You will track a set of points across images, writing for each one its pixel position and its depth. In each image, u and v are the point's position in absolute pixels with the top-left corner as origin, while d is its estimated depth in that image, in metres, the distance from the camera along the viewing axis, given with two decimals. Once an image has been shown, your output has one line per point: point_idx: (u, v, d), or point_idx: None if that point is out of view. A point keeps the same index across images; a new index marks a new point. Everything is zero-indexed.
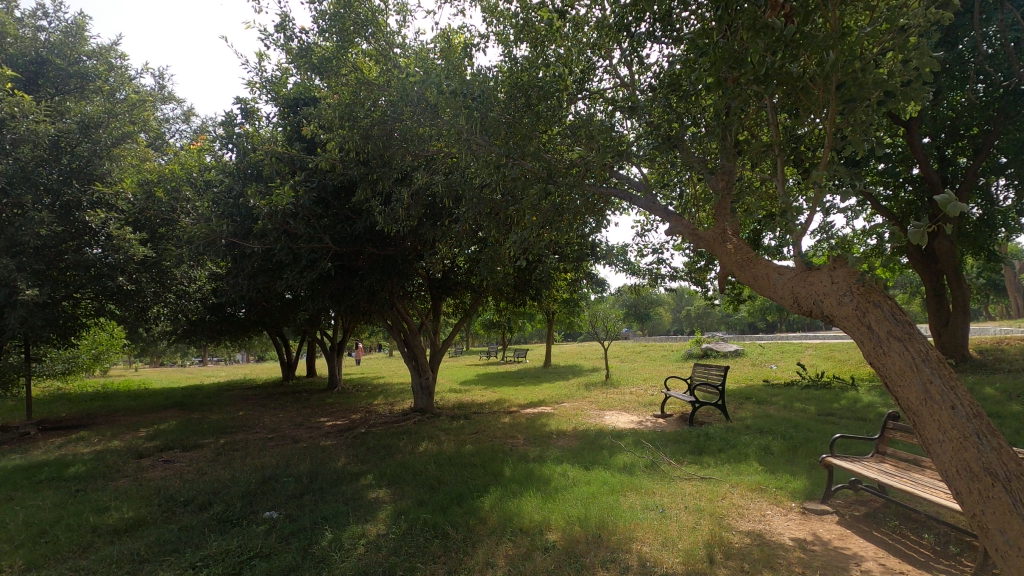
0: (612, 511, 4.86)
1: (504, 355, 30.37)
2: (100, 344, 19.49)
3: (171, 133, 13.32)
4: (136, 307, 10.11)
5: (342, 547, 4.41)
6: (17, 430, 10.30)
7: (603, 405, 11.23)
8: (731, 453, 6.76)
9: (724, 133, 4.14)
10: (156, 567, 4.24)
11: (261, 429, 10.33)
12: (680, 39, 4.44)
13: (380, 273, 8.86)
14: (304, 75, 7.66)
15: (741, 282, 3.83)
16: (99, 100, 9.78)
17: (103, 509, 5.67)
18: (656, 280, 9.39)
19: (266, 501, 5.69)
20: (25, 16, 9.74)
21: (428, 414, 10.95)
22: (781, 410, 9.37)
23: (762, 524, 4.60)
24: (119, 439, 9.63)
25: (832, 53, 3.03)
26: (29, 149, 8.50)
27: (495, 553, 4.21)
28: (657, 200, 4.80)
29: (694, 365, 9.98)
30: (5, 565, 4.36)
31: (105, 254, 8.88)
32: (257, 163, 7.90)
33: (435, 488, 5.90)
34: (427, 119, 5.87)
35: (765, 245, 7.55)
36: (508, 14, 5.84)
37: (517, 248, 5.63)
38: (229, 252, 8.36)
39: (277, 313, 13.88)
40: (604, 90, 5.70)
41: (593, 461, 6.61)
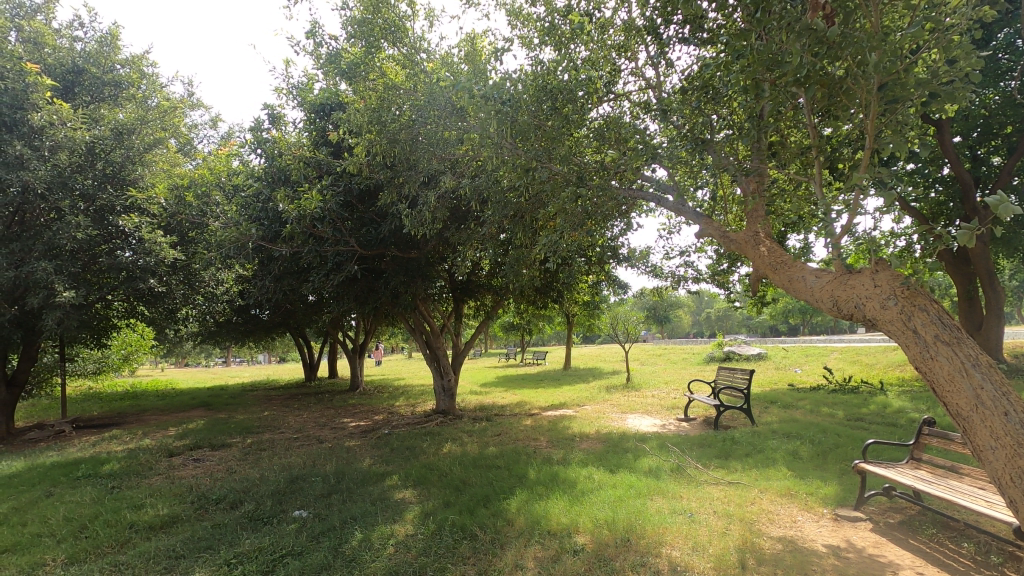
0: (640, 514, 4.84)
1: (523, 357, 30.28)
2: (131, 344, 19.97)
3: (199, 138, 13.69)
4: (166, 309, 10.33)
5: (372, 547, 4.46)
6: (53, 428, 10.59)
7: (625, 408, 11.17)
8: (758, 458, 6.66)
9: (760, 135, 4.12)
10: (191, 565, 4.32)
11: (287, 429, 10.49)
12: (712, 40, 4.43)
13: (404, 275, 8.91)
14: (330, 81, 7.80)
15: (775, 284, 3.86)
16: (132, 108, 10.07)
17: (139, 506, 5.80)
18: (678, 284, 9.33)
19: (295, 501, 5.76)
20: (63, 28, 10.07)
21: (450, 416, 11.00)
22: (808, 415, 9.23)
23: (793, 531, 4.54)
24: (150, 438, 9.82)
25: (875, 54, 3.00)
26: (66, 155, 8.57)
27: (524, 555, 4.23)
28: (686, 203, 4.85)
29: (718, 368, 9.88)
30: (48, 560, 4.49)
31: (137, 257, 9.10)
32: (285, 167, 8.05)
33: (461, 489, 5.94)
34: (455, 122, 5.93)
35: (793, 248, 7.44)
36: (533, 18, 5.89)
37: (545, 251, 5.64)
38: (258, 255, 8.54)
39: (301, 315, 14.08)
40: (630, 92, 5.72)
41: (618, 464, 6.59)
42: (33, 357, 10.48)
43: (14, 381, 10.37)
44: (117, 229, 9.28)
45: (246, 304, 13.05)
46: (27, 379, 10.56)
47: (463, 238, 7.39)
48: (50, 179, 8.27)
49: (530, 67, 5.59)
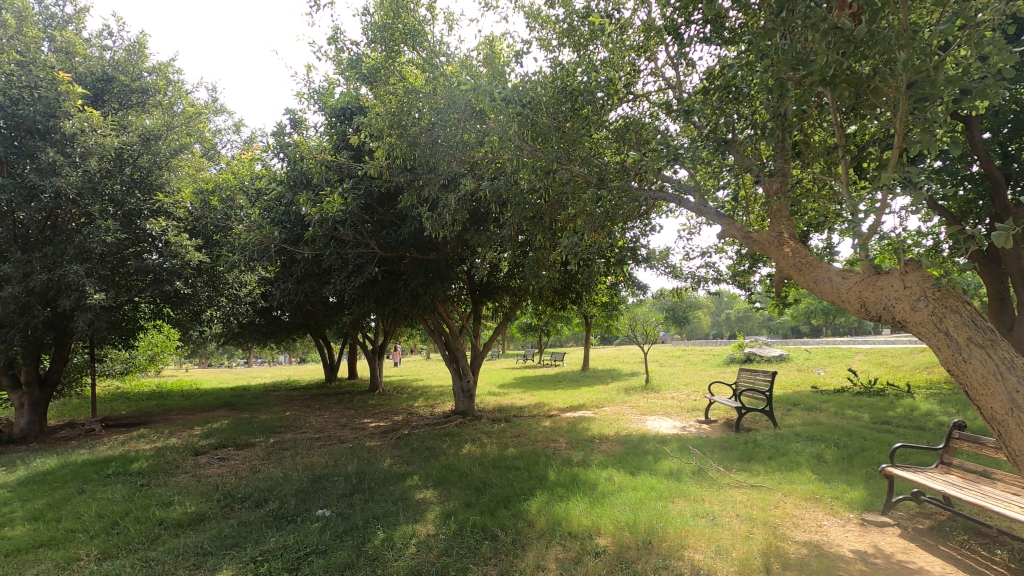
0: (661, 516, 4.82)
1: (541, 358, 30.29)
2: (157, 346, 20.37)
3: (223, 144, 13.99)
4: (191, 310, 10.54)
5: (394, 547, 4.51)
6: (83, 427, 10.88)
7: (644, 410, 11.11)
8: (782, 461, 6.57)
9: (784, 134, 4.09)
10: (219, 562, 4.41)
11: (308, 429, 10.63)
12: (733, 39, 4.39)
13: (423, 277, 8.98)
14: (351, 85, 7.90)
15: (800, 285, 3.83)
16: (158, 114, 10.32)
17: (167, 504, 5.94)
18: (698, 284, 9.25)
19: (318, 500, 5.85)
20: (93, 37, 10.35)
21: (470, 416, 11.07)
22: (833, 417, 9.09)
23: (819, 535, 4.47)
24: (177, 437, 10.04)
25: (903, 53, 2.96)
26: (96, 161, 8.77)
27: (546, 556, 4.24)
28: (708, 203, 4.84)
29: (739, 370, 9.77)
30: (82, 555, 4.62)
31: (164, 260, 9.37)
32: (307, 170, 8.17)
33: (482, 489, 5.97)
34: (474, 125, 5.97)
35: (815, 248, 7.33)
36: (552, 20, 5.90)
37: (565, 253, 5.65)
38: (280, 257, 8.69)
39: (322, 316, 14.27)
40: (649, 93, 5.70)
41: (638, 467, 6.55)
42: (64, 357, 10.78)
43: (47, 381, 10.66)
44: (145, 232, 9.54)
45: (269, 305, 13.27)
46: (59, 379, 10.84)
47: (482, 240, 7.43)
48: (81, 184, 8.48)
49: (549, 69, 5.60)
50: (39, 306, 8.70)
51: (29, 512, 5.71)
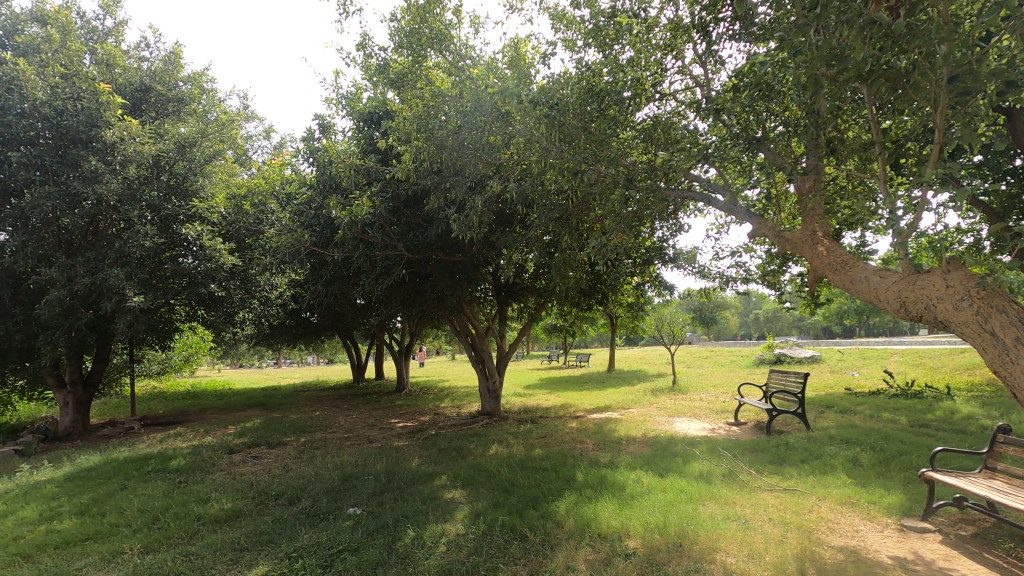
0: (691, 519, 4.77)
1: (567, 359, 30.20)
2: (192, 347, 20.95)
3: (254, 149, 14.34)
4: (224, 313, 10.74)
5: (424, 545, 4.57)
6: (124, 426, 11.27)
7: (672, 411, 10.99)
8: (815, 464, 6.43)
9: (818, 132, 4.04)
10: (256, 557, 4.53)
11: (338, 429, 10.80)
12: (764, 35, 4.33)
13: (450, 278, 9.06)
14: (378, 90, 8.01)
15: (835, 285, 3.82)
16: (193, 122, 10.65)
17: (205, 500, 6.12)
18: (727, 285, 9.12)
19: (349, 498, 5.95)
20: (131, 49, 10.74)
21: (496, 417, 11.13)
22: (868, 420, 8.85)
23: (855, 541, 4.37)
24: (212, 436, 10.34)
25: (945, 47, 2.88)
26: (135, 168, 9.18)
27: (575, 557, 4.24)
28: (739, 203, 4.82)
29: (770, 371, 9.59)
30: (127, 548, 4.80)
31: (199, 264, 9.69)
32: (336, 174, 8.31)
33: (510, 490, 6.00)
34: (500, 127, 6.03)
35: (849, 247, 7.14)
36: (577, 21, 5.90)
37: (593, 254, 5.65)
38: (310, 260, 8.85)
39: (349, 317, 14.47)
40: (675, 92, 5.67)
41: (667, 468, 6.50)
42: (105, 358, 11.18)
43: (89, 381, 11.07)
44: (181, 237, 9.89)
45: (298, 308, 13.54)
46: (100, 379, 11.25)
47: (508, 241, 7.47)
48: (121, 191, 8.82)
49: (574, 69, 5.60)
50: (82, 308, 9.02)
51: (76, 506, 5.95)
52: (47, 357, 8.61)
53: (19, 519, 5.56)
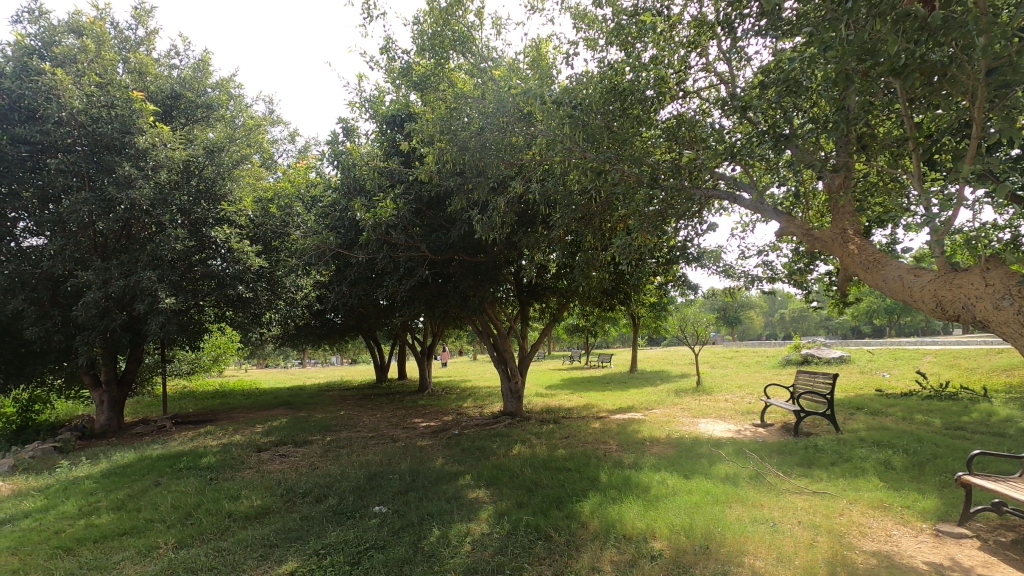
0: (718, 521, 4.71)
1: (588, 359, 30.05)
2: (220, 347, 21.43)
3: (280, 153, 14.61)
4: (252, 313, 10.87)
5: (449, 544, 4.61)
6: (156, 424, 11.57)
7: (697, 412, 10.85)
8: (846, 467, 6.29)
9: (848, 128, 3.96)
10: (285, 553, 4.61)
11: (362, 428, 10.95)
12: (792, 30, 4.26)
13: (473, 279, 9.11)
14: (401, 93, 8.09)
15: (868, 283, 3.79)
16: (221, 128, 10.89)
17: (236, 497, 6.26)
18: (752, 284, 8.98)
19: (375, 497, 6.03)
20: (162, 57, 11.04)
21: (519, 417, 11.14)
22: (900, 422, 8.62)
23: (888, 545, 4.27)
24: (241, 434, 10.58)
25: (982, 40, 2.81)
26: (167, 174, 9.44)
27: (601, 558, 4.22)
28: (766, 201, 4.78)
29: (798, 372, 9.42)
30: (161, 543, 4.93)
31: (227, 266, 9.92)
32: (360, 177, 8.41)
33: (533, 490, 6.01)
34: (522, 128, 6.03)
35: (880, 245, 6.97)
36: (599, 21, 5.87)
37: (617, 253, 5.65)
38: (335, 261, 8.98)
39: (373, 318, 14.63)
40: (699, 89, 5.61)
41: (692, 470, 6.44)
42: (139, 358, 11.51)
43: (124, 380, 11.40)
44: (210, 240, 10.08)
45: (323, 308, 13.74)
46: (134, 378, 11.57)
47: (530, 241, 7.49)
48: (153, 196, 9.07)
49: (596, 69, 5.57)
50: (117, 310, 9.28)
51: (113, 502, 6.13)
52: (84, 357, 8.89)
53: (61, 514, 5.77)
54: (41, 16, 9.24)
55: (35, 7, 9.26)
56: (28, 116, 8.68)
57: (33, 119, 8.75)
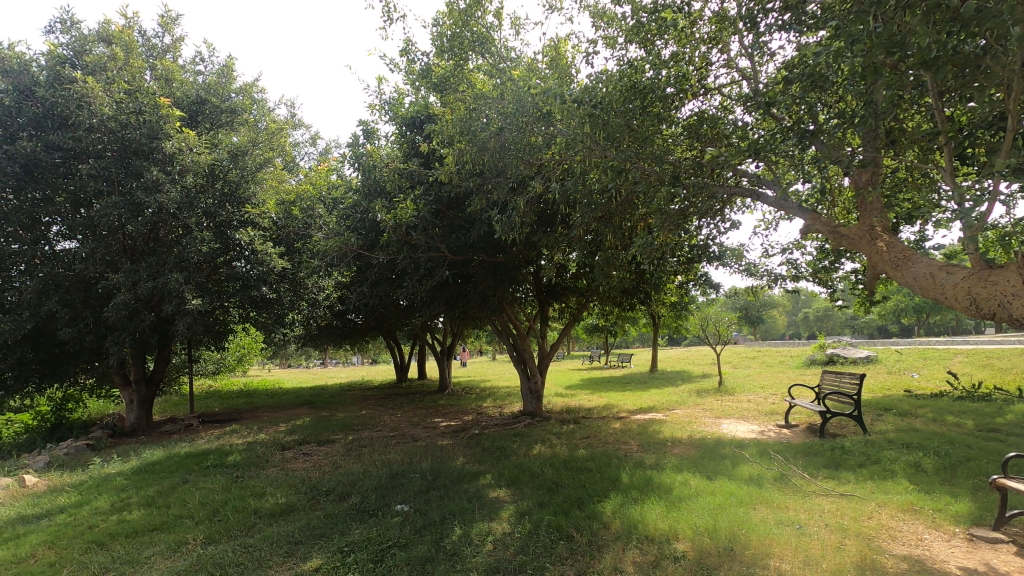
0: (743, 523, 4.65)
1: (608, 360, 29.85)
2: (244, 348, 21.81)
3: (301, 156, 14.82)
4: (275, 314, 11.06)
5: (471, 543, 4.63)
6: (183, 422, 11.82)
7: (719, 413, 10.72)
8: (874, 470, 6.15)
9: (877, 123, 3.87)
10: (310, 550, 4.68)
11: (383, 428, 11.05)
12: (818, 24, 4.18)
13: (492, 279, 9.12)
14: (421, 94, 8.14)
15: (898, 281, 3.71)
16: (245, 132, 11.08)
17: (261, 495, 6.36)
18: (776, 282, 8.84)
19: (397, 495, 6.08)
20: (188, 64, 11.28)
21: (539, 417, 11.12)
22: (931, 424, 8.39)
23: (920, 550, 4.16)
24: (265, 433, 10.75)
25: (1018, 29, 2.72)
26: (192, 178, 9.63)
27: (623, 559, 4.20)
28: (790, 198, 4.72)
29: (823, 372, 9.24)
30: (190, 539, 5.04)
31: (251, 268, 10.11)
32: (381, 178, 8.48)
33: (555, 490, 5.99)
34: (541, 127, 6.08)
35: (908, 242, 6.80)
36: (618, 19, 5.84)
37: (638, 252, 5.61)
38: (357, 262, 9.08)
39: (393, 318, 14.76)
40: (721, 86, 5.54)
41: (715, 471, 6.36)
42: (167, 358, 11.77)
43: (152, 380, 11.67)
44: (234, 242, 10.28)
45: (344, 309, 13.89)
46: (162, 378, 11.84)
47: (550, 241, 7.48)
48: (180, 200, 9.27)
49: (616, 67, 5.54)
50: (146, 311, 9.51)
51: (144, 498, 6.29)
52: (115, 357, 9.12)
53: (94, 509, 5.93)
54: (72, 26, 9.52)
55: (67, 17, 9.54)
56: (61, 123, 8.94)
57: (65, 126, 9.02)
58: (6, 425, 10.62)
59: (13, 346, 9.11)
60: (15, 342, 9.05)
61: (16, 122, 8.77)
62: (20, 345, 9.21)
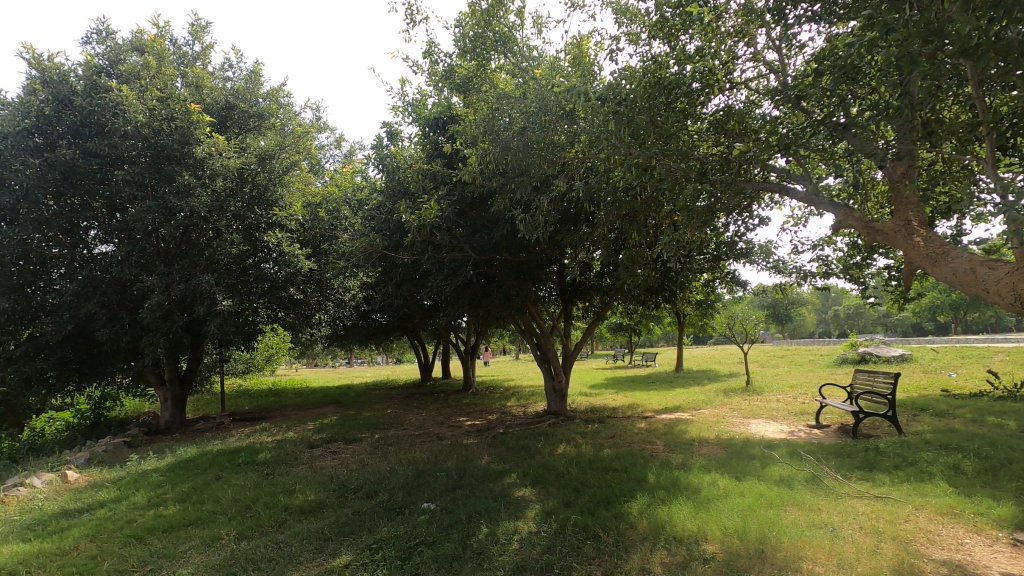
0: (774, 525, 4.57)
1: (633, 359, 29.53)
2: (273, 347, 22.25)
3: (327, 159, 15.04)
4: (303, 314, 11.26)
5: (498, 542, 4.65)
6: (215, 420, 12.12)
7: (747, 413, 10.53)
8: (911, 471, 5.98)
9: (911, 115, 3.77)
10: (339, 547, 4.75)
11: (409, 427, 11.16)
12: (849, 14, 4.08)
13: (515, 278, 9.12)
14: (443, 95, 8.18)
15: (938, 278, 3.60)
16: (272, 136, 11.28)
17: (291, 492, 6.49)
18: (805, 279, 8.65)
19: (423, 494, 6.13)
20: (217, 70, 11.55)
21: (563, 416, 11.09)
22: (970, 425, 8.10)
23: (960, 554, 4.03)
24: (294, 431, 10.97)
25: None
26: (222, 182, 9.86)
27: (651, 559, 4.16)
28: (821, 193, 4.63)
29: (855, 371, 9.00)
30: (223, 534, 5.16)
31: (280, 269, 10.30)
32: (405, 179, 8.55)
33: (580, 490, 5.96)
34: (564, 126, 5.97)
35: (945, 236, 6.57)
36: (641, 14, 5.78)
37: (664, 250, 5.56)
38: (381, 263, 9.18)
39: (417, 318, 14.87)
40: (748, 80, 5.45)
41: (744, 471, 6.25)
42: (199, 357, 12.08)
43: (185, 379, 12.01)
44: (263, 244, 10.48)
45: (369, 309, 14.06)
46: (195, 377, 12.16)
47: (574, 240, 7.45)
48: (211, 203, 9.51)
49: (640, 63, 5.48)
50: (178, 312, 9.76)
51: (179, 494, 6.46)
52: (150, 357, 9.40)
53: (132, 505, 6.12)
54: (107, 36, 9.84)
55: (102, 28, 9.87)
56: (97, 130, 9.25)
57: (101, 133, 9.32)
58: (48, 423, 11.11)
59: (54, 346, 9.46)
60: (56, 343, 9.40)
61: (56, 131, 9.09)
62: (61, 345, 9.56)
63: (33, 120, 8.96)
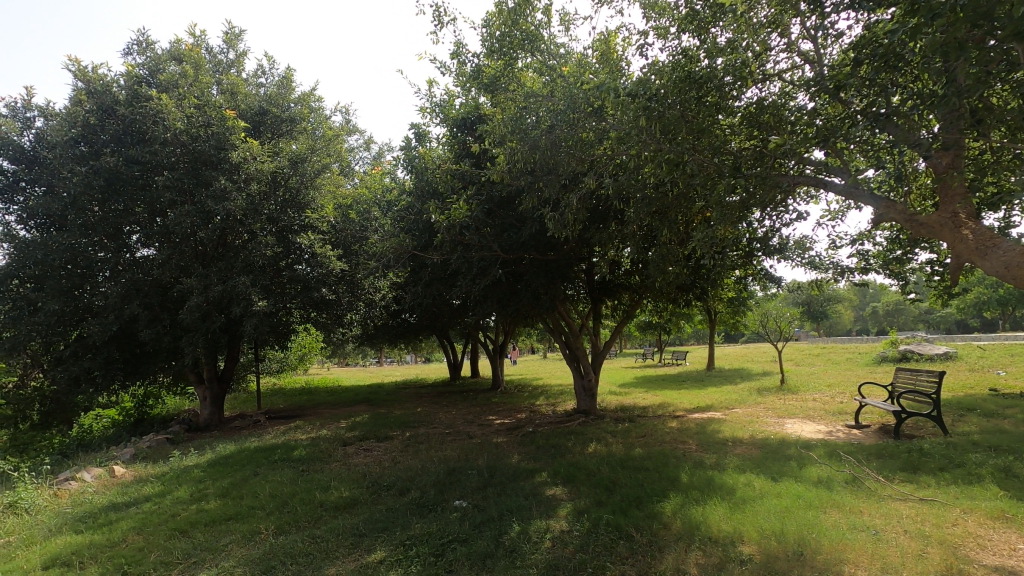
0: (813, 527, 4.45)
1: (663, 358, 29.07)
2: (305, 347, 22.70)
3: (356, 161, 15.26)
4: (335, 315, 11.45)
5: (530, 540, 4.65)
6: (252, 418, 12.44)
7: (783, 412, 10.27)
8: (958, 473, 5.75)
9: (957, 104, 3.62)
10: (374, 543, 4.83)
11: (439, 425, 11.25)
12: (889, 0, 3.95)
13: (544, 277, 9.11)
14: (470, 94, 8.21)
15: (987, 271, 3.47)
16: (304, 139, 11.49)
17: (326, 488, 6.62)
18: (842, 275, 8.39)
19: (455, 491, 6.17)
20: (251, 76, 11.84)
21: (592, 416, 11.01)
22: (1022, 426, 7.73)
23: (1013, 560, 3.86)
24: (327, 428, 11.20)
25: None
26: (257, 185, 10.11)
27: (686, 560, 4.11)
28: (861, 186, 4.49)
29: (896, 370, 8.70)
30: (262, 528, 5.30)
31: (312, 270, 10.50)
32: (433, 180, 8.61)
33: (612, 489, 5.91)
34: (592, 123, 5.93)
35: (994, 228, 6.28)
36: (670, 8, 5.70)
37: (696, 247, 5.48)
38: (411, 262, 9.28)
39: (446, 317, 14.97)
40: (781, 72, 5.32)
41: (781, 472, 6.11)
42: (236, 356, 12.40)
43: (223, 378, 12.36)
44: (296, 246, 10.70)
45: (399, 309, 14.21)
46: (232, 375, 12.48)
47: (603, 239, 7.39)
48: (246, 207, 9.78)
49: (670, 58, 5.41)
50: (217, 313, 10.04)
51: (219, 489, 6.66)
52: (190, 356, 9.70)
53: (175, 499, 6.34)
54: (147, 47, 10.20)
55: (142, 39, 10.24)
56: (139, 138, 9.60)
57: (142, 140, 9.67)
58: (96, 420, 11.81)
59: (101, 346, 9.85)
60: (103, 343, 9.79)
61: (100, 139, 9.50)
62: (107, 345, 9.95)
63: (80, 129, 9.35)
